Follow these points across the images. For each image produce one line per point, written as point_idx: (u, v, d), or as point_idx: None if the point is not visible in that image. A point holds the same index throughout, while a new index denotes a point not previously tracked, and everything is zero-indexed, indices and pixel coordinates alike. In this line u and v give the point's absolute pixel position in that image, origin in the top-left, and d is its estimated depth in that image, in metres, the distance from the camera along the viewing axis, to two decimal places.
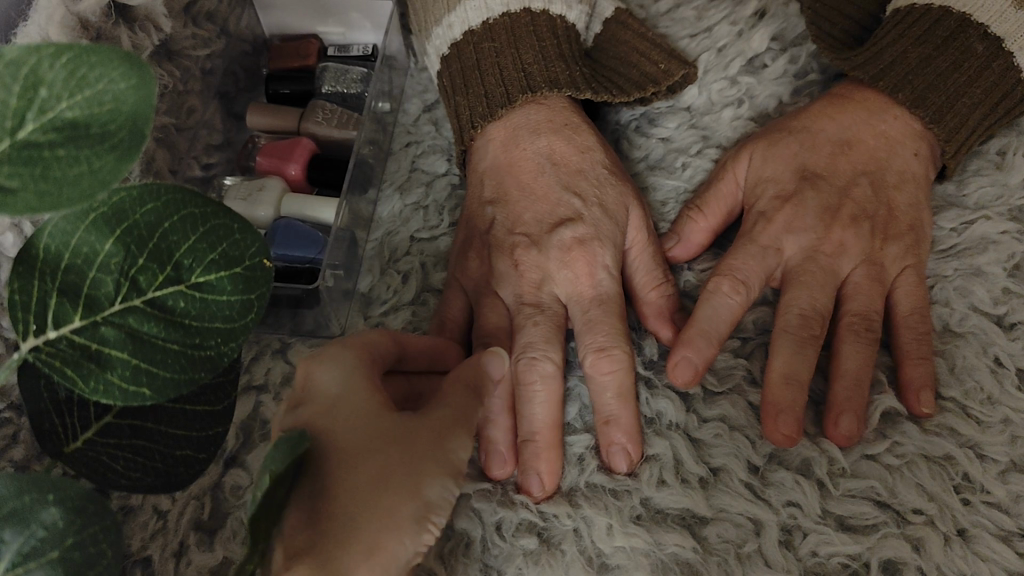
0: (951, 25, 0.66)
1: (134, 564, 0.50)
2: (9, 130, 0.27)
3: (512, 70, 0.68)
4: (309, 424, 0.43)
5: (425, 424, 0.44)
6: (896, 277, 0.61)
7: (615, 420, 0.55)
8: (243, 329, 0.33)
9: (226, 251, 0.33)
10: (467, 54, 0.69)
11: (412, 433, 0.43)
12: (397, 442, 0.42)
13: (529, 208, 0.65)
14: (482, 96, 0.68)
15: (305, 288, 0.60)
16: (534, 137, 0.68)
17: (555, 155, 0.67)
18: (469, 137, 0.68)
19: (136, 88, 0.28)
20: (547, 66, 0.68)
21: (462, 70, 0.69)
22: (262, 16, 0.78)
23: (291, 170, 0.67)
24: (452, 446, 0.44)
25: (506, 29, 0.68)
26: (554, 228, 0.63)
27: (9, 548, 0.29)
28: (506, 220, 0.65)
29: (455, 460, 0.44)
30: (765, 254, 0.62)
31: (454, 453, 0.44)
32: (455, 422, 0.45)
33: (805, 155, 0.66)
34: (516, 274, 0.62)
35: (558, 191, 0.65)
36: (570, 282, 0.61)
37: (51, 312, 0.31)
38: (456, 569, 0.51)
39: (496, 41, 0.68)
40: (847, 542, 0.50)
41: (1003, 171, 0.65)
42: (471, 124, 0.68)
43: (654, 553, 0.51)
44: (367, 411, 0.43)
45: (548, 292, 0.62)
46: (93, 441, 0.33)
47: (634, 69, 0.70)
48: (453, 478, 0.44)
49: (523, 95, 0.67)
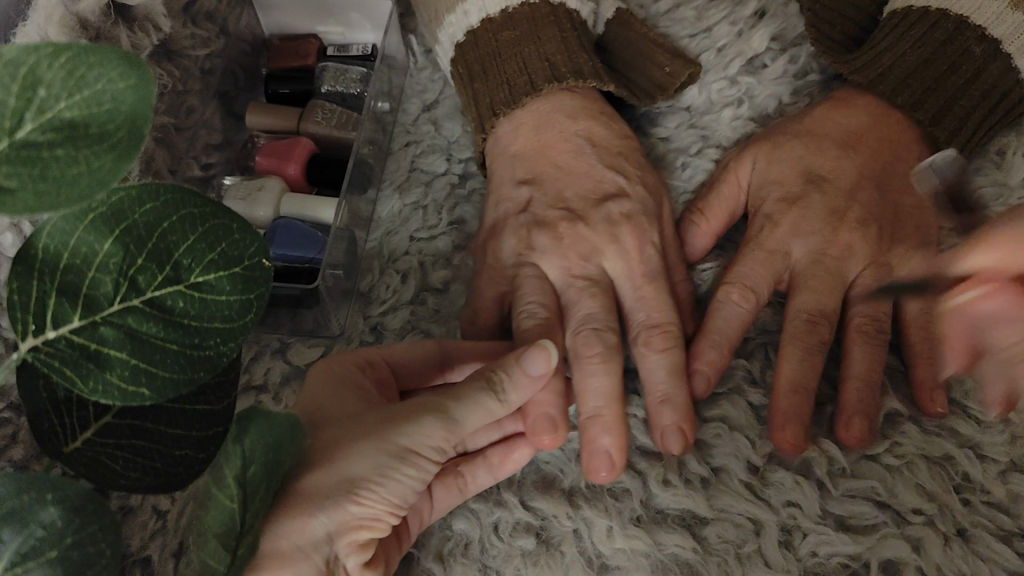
0: (948, 28, 0.66)
1: (134, 563, 0.50)
2: (8, 130, 0.27)
3: (535, 58, 0.68)
4: (305, 402, 0.49)
5: (395, 409, 0.48)
6: None
7: (670, 399, 0.55)
8: (242, 329, 0.34)
9: (225, 251, 0.33)
10: (487, 44, 0.71)
11: (360, 420, 0.47)
12: (345, 427, 0.46)
13: (571, 184, 0.66)
14: (504, 83, 0.69)
15: (304, 288, 0.59)
16: (572, 121, 0.69)
17: (594, 138, 0.68)
18: (490, 125, 0.69)
19: (136, 88, 0.28)
20: (572, 57, 0.68)
21: (479, 58, 0.71)
22: (262, 15, 0.78)
23: (291, 170, 0.67)
24: (391, 426, 0.46)
25: (528, 20, 0.70)
26: (602, 203, 0.64)
27: (9, 547, 0.29)
28: (549, 195, 0.66)
29: (395, 440, 0.46)
30: (773, 258, 0.61)
31: (396, 434, 0.46)
32: (406, 407, 0.48)
33: (811, 159, 0.66)
34: (560, 246, 0.62)
35: (603, 169, 0.66)
36: (623, 257, 0.61)
37: (50, 312, 0.31)
38: (455, 569, 0.51)
39: (517, 31, 0.70)
40: (846, 542, 0.50)
41: (1003, 171, 0.64)
42: (492, 111, 0.69)
43: (654, 553, 0.51)
44: (345, 405, 0.49)
45: (597, 264, 0.61)
46: (92, 441, 0.33)
47: (640, 67, 0.72)
48: (391, 458, 0.45)
49: (548, 82, 0.67)
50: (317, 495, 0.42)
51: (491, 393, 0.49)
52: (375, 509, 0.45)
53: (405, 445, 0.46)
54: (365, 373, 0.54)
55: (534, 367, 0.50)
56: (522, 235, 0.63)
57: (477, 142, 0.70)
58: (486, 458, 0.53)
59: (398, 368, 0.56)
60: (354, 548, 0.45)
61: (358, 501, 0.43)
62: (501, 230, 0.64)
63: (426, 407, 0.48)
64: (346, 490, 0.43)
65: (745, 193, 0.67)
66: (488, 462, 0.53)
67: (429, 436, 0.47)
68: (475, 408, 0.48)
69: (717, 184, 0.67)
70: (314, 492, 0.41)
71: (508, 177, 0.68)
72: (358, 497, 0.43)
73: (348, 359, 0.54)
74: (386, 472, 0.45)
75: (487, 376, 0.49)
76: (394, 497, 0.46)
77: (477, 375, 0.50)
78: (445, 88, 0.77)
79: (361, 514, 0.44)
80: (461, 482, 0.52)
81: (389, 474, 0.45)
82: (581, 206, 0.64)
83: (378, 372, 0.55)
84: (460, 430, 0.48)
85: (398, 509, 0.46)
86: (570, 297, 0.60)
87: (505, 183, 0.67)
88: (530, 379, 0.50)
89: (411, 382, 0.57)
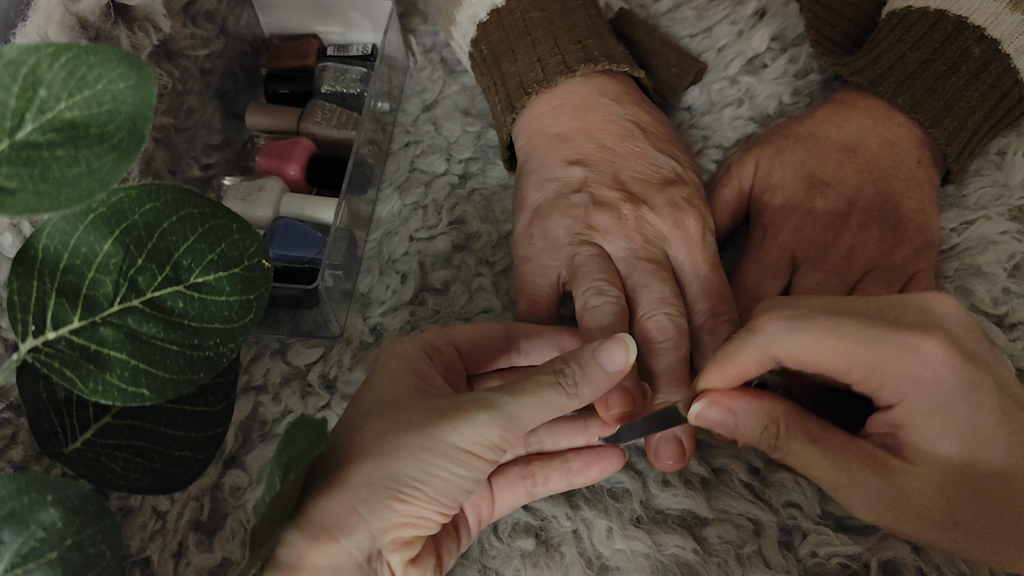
0: (948, 28, 0.66)
1: (133, 564, 0.49)
2: (7, 130, 0.27)
3: (567, 40, 0.69)
4: (371, 384, 0.48)
5: (447, 400, 0.44)
6: (915, 276, 0.59)
7: None
8: (242, 329, 0.34)
9: (225, 251, 0.34)
10: (515, 24, 0.70)
11: (410, 411, 0.44)
12: (392, 417, 0.44)
13: (627, 166, 0.65)
14: (535, 62, 0.69)
15: (304, 288, 0.59)
16: (617, 104, 0.68)
17: (643, 123, 0.68)
18: (521, 104, 0.69)
19: (136, 88, 0.28)
20: (603, 43, 0.69)
21: (506, 38, 0.71)
22: (262, 15, 0.78)
23: (291, 170, 0.67)
24: (440, 422, 0.42)
25: (558, 5, 0.70)
26: (664, 188, 0.63)
27: (8, 548, 0.29)
28: (604, 175, 0.64)
29: (442, 438, 0.42)
30: (777, 261, 0.61)
31: (445, 434, 0.42)
32: (459, 400, 0.44)
33: (813, 162, 0.66)
34: (622, 226, 0.60)
35: (656, 152, 0.66)
36: (688, 242, 0.60)
37: (50, 312, 0.31)
38: (456, 569, 0.52)
39: (547, 13, 0.70)
40: (847, 542, 0.50)
41: (1003, 171, 0.65)
42: (523, 91, 0.69)
43: (654, 554, 0.51)
44: (402, 392, 0.46)
45: (662, 250, 0.60)
46: (92, 441, 0.34)
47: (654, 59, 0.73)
48: (436, 456, 0.42)
49: (583, 63, 0.67)
50: (361, 493, 0.41)
51: (557, 386, 0.43)
52: (419, 508, 0.44)
53: (455, 445, 0.42)
54: (431, 357, 0.51)
55: (610, 362, 0.44)
56: (577, 216, 0.61)
57: (507, 121, 0.69)
58: (565, 462, 0.52)
59: (466, 351, 0.54)
60: (399, 544, 0.44)
61: (400, 500, 0.43)
62: (551, 210, 0.62)
63: (479, 402, 0.43)
64: (389, 490, 0.42)
65: (749, 194, 0.67)
66: (566, 469, 0.52)
67: (481, 434, 0.43)
68: (541, 404, 0.43)
69: (720, 186, 0.66)
70: (359, 490, 0.41)
71: (557, 157, 0.66)
72: (400, 496, 0.42)
73: (413, 342, 0.51)
74: (430, 474, 0.43)
75: (556, 367, 0.44)
76: (439, 496, 0.44)
77: (545, 366, 0.45)
78: (445, 88, 0.77)
79: (405, 511, 0.43)
80: (529, 483, 0.53)
81: (433, 471, 0.43)
82: (642, 188, 0.63)
83: (445, 355, 0.52)
84: (519, 426, 0.43)
85: (443, 506, 0.45)
86: (635, 280, 0.58)
87: (553, 163, 0.65)
88: (605, 373, 0.45)
89: (481, 364, 0.55)
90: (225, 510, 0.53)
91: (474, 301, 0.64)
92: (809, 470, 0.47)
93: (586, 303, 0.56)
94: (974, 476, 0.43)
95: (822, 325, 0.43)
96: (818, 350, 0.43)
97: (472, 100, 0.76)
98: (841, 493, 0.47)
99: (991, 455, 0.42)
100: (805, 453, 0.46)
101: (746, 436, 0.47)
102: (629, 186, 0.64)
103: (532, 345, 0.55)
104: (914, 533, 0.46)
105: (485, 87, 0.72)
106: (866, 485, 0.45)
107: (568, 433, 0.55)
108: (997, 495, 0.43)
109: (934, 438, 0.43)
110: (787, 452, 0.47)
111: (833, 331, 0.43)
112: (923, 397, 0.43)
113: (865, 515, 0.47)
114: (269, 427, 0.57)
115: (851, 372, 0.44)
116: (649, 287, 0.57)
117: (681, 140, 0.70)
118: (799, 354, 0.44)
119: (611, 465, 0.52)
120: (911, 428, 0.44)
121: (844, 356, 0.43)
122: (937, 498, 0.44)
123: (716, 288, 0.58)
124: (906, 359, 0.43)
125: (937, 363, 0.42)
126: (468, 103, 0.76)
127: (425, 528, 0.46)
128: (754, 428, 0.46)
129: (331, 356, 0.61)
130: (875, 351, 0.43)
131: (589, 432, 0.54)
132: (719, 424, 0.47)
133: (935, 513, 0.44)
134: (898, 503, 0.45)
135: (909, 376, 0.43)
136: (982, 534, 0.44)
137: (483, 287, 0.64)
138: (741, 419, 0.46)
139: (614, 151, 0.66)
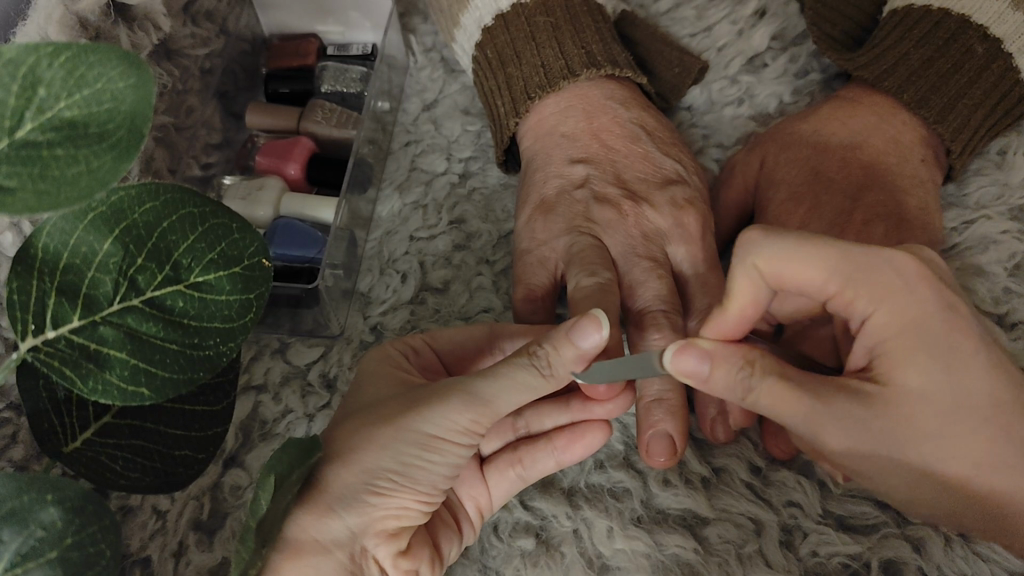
0: (951, 26, 0.66)
1: (133, 564, 0.50)
2: (6, 130, 0.27)
3: (571, 43, 0.68)
4: (348, 392, 0.49)
5: (423, 391, 0.45)
6: None
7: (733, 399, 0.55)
8: (242, 329, 0.34)
9: (225, 251, 0.34)
10: (520, 26, 0.70)
11: (381, 405, 0.45)
12: (362, 415, 0.44)
13: (634, 166, 0.65)
14: (540, 65, 0.69)
15: (304, 288, 0.59)
16: (623, 108, 0.69)
17: (651, 125, 0.68)
18: (525, 107, 0.68)
19: (135, 87, 0.28)
20: (607, 46, 0.69)
21: (510, 36, 0.70)
22: (262, 15, 0.78)
23: (291, 170, 0.67)
24: (411, 413, 0.43)
25: (564, 6, 0.70)
26: (664, 186, 0.63)
27: (9, 547, 0.29)
28: (606, 173, 0.65)
29: (413, 428, 0.43)
30: None
31: (418, 420, 0.43)
32: (430, 389, 0.44)
33: (816, 160, 0.65)
34: (625, 223, 0.61)
35: (659, 154, 0.66)
36: (688, 240, 0.60)
37: (50, 312, 0.31)
38: (456, 568, 0.52)
39: (552, 14, 0.70)
40: (847, 542, 0.50)
41: (1003, 171, 0.66)
42: (527, 95, 0.68)
43: (654, 554, 0.51)
44: (381, 390, 0.47)
45: (662, 247, 0.60)
46: (92, 441, 0.34)
47: (652, 59, 0.72)
48: (413, 446, 0.43)
49: (587, 68, 0.67)
50: (338, 486, 0.42)
51: (533, 367, 0.44)
52: (398, 499, 0.44)
53: (428, 431, 0.43)
54: (408, 357, 0.52)
55: (585, 340, 0.43)
56: (582, 209, 0.62)
57: (512, 123, 0.68)
58: (549, 442, 0.52)
59: (444, 353, 0.54)
60: (384, 537, 0.44)
61: (376, 492, 0.43)
62: (555, 204, 0.62)
63: (452, 388, 0.44)
64: (364, 481, 0.42)
65: (753, 191, 0.67)
66: (550, 447, 0.52)
67: (455, 420, 0.43)
68: (516, 385, 0.44)
69: (722, 189, 0.67)
70: (335, 485, 0.42)
71: (560, 155, 0.66)
72: (377, 488, 0.42)
73: (391, 343, 0.52)
74: (402, 460, 0.43)
75: (529, 350, 0.44)
76: (418, 484, 0.44)
77: (519, 349, 0.45)
78: (445, 87, 0.77)
79: (384, 504, 0.43)
80: (518, 467, 0.53)
81: (407, 461, 0.43)
82: (645, 185, 0.64)
83: (424, 355, 0.53)
84: (493, 409, 0.44)
85: (425, 497, 0.45)
86: (634, 276, 0.58)
87: (558, 161, 0.66)
88: (581, 354, 0.44)
89: (461, 366, 0.54)
90: (225, 510, 0.53)
91: (474, 300, 0.64)
92: (782, 414, 0.41)
93: (579, 285, 0.55)
94: (948, 401, 0.39)
95: (807, 239, 0.42)
96: (799, 267, 0.43)
97: (472, 100, 0.76)
98: (814, 431, 0.41)
99: (971, 379, 0.40)
100: (779, 394, 0.41)
101: (721, 389, 0.42)
102: (628, 187, 0.64)
103: (514, 345, 0.54)
104: (886, 477, 0.42)
105: (483, 87, 0.71)
106: (841, 412, 0.40)
107: (552, 412, 0.54)
108: (966, 422, 0.39)
109: (912, 355, 0.40)
110: (762, 393, 0.41)
111: (815, 241, 0.42)
112: (901, 310, 0.41)
113: (833, 453, 0.42)
114: (269, 427, 0.57)
115: (832, 289, 0.43)
116: (646, 287, 0.57)
117: (682, 139, 0.70)
118: (783, 270, 0.43)
119: (596, 440, 0.52)
120: (886, 345, 0.41)
121: (826, 270, 0.42)
122: (918, 422, 0.39)
123: (715, 290, 0.58)
124: (885, 273, 0.42)
125: (916, 275, 0.42)
126: (468, 103, 0.76)
127: (410, 520, 0.45)
128: (731, 376, 0.41)
129: (330, 356, 0.61)
130: (858, 262, 0.42)
131: (570, 409, 0.54)
132: (694, 375, 0.42)
133: (903, 444, 0.40)
134: (873, 428, 0.40)
135: (883, 280, 0.41)
136: (951, 478, 0.40)
137: (483, 286, 0.64)
138: (719, 365, 0.41)
139: (616, 152, 0.66)
